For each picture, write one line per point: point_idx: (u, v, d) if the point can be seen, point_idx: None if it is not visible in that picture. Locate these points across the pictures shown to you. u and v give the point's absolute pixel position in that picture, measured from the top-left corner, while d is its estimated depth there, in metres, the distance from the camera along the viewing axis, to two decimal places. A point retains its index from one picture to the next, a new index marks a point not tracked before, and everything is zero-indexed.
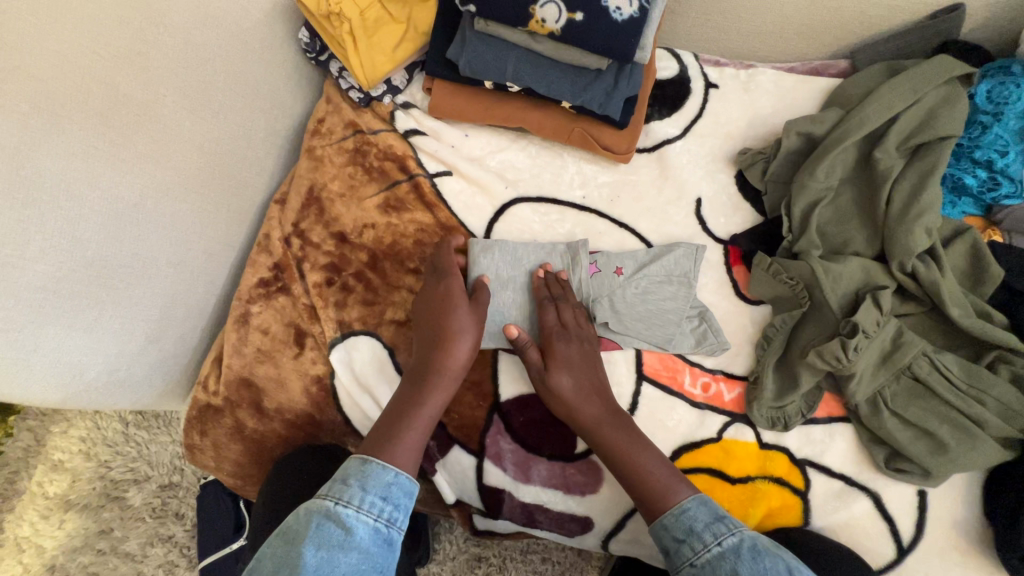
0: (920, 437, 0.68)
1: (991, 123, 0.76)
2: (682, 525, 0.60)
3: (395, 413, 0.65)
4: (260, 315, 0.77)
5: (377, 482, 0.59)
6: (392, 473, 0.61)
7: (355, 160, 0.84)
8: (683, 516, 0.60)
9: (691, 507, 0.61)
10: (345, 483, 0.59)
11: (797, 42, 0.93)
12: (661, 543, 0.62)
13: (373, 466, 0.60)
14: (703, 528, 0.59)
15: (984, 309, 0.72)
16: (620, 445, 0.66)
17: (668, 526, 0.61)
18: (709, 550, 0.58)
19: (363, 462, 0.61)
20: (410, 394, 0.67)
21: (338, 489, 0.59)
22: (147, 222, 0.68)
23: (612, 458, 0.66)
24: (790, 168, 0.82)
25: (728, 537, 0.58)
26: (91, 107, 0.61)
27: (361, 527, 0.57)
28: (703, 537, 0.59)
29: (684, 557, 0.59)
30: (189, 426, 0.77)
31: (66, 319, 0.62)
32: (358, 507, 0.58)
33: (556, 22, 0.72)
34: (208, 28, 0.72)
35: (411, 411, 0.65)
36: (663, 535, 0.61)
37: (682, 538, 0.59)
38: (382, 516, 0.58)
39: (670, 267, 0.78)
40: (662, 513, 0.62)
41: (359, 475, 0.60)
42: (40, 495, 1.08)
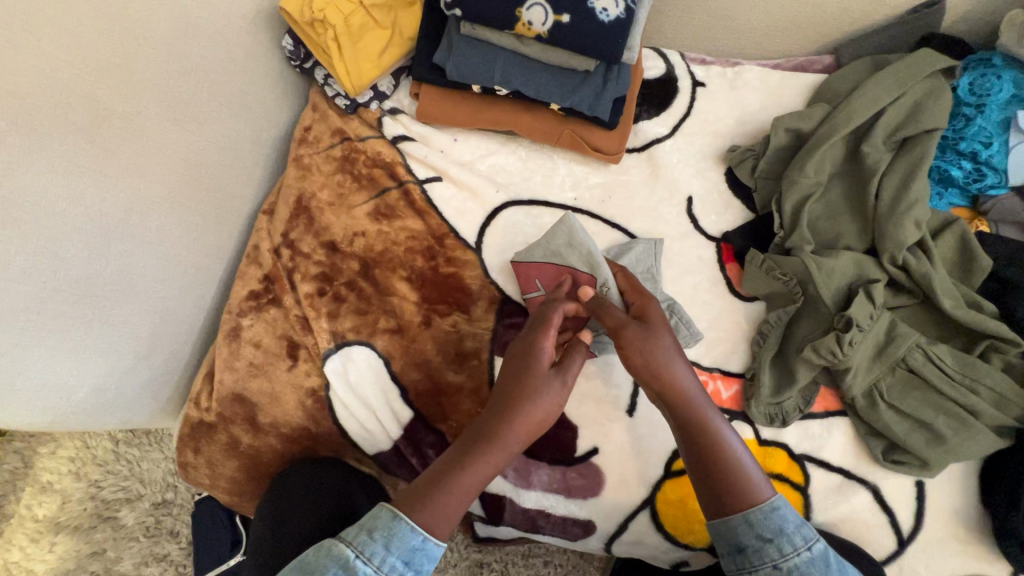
0: (917, 428, 0.69)
1: (974, 115, 0.78)
2: (772, 524, 0.55)
3: (447, 466, 0.56)
4: (252, 328, 0.76)
5: (402, 544, 0.53)
6: (419, 537, 0.53)
7: (344, 168, 0.83)
8: (774, 514, 0.56)
9: (782, 506, 0.56)
10: (370, 536, 0.53)
11: (781, 39, 0.94)
12: (737, 537, 0.56)
13: (401, 525, 0.53)
14: (793, 531, 0.55)
15: (975, 299, 0.73)
16: (717, 427, 0.58)
17: (753, 523, 0.56)
18: (798, 554, 0.54)
19: (393, 515, 0.54)
20: (468, 444, 0.57)
21: (361, 541, 0.53)
22: (133, 237, 0.66)
23: (705, 441, 0.58)
24: (779, 163, 0.83)
25: (816, 543, 0.55)
26: (70, 122, 0.60)
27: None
28: (794, 540, 0.55)
29: (767, 558, 0.55)
30: (181, 443, 0.76)
31: (50, 341, 0.60)
32: (378, 567, 0.52)
33: (543, 25, 0.72)
34: (190, 38, 0.71)
35: (461, 466, 0.56)
36: (745, 530, 0.56)
37: (772, 538, 0.55)
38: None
39: (634, 265, 0.76)
40: (749, 507, 0.56)
41: (387, 531, 0.53)
42: (29, 518, 1.05)
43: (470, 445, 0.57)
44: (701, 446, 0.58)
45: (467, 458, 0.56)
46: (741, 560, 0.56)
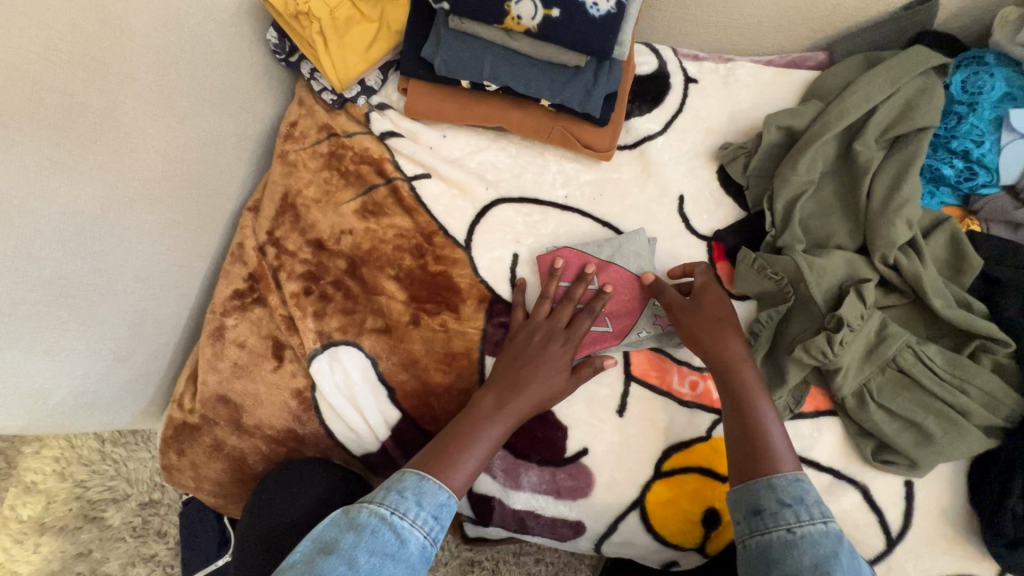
0: (906, 428, 0.69)
1: (966, 114, 0.78)
2: (793, 491, 0.55)
3: (459, 432, 0.62)
4: (237, 328, 0.74)
5: (433, 499, 0.56)
6: (446, 495, 0.57)
7: (331, 164, 0.82)
8: (796, 483, 0.56)
9: (804, 480, 0.57)
10: (401, 494, 0.55)
11: (774, 36, 0.93)
12: (755, 501, 0.56)
13: (431, 483, 0.57)
14: (811, 503, 0.55)
15: (965, 299, 0.73)
16: (756, 393, 0.63)
17: (775, 486, 0.56)
18: (814, 523, 0.53)
19: (422, 476, 0.57)
20: (485, 410, 0.64)
21: (394, 499, 0.55)
22: (110, 235, 0.64)
23: (741, 402, 0.63)
24: (771, 162, 0.82)
25: (833, 521, 0.54)
26: (43, 116, 0.58)
27: (413, 541, 0.53)
28: (810, 510, 0.54)
29: (781, 521, 0.54)
30: (165, 445, 0.74)
31: (25, 343, 0.59)
32: (412, 520, 0.54)
33: (533, 19, 0.71)
34: (169, 31, 0.69)
35: (474, 432, 0.62)
36: (765, 493, 0.56)
37: (791, 502, 0.54)
38: (431, 534, 0.54)
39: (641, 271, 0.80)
40: (773, 474, 0.57)
41: (416, 488, 0.56)
42: (14, 519, 1.03)
43: (484, 415, 0.64)
44: (740, 408, 0.62)
45: (484, 426, 0.63)
46: (756, 523, 0.55)
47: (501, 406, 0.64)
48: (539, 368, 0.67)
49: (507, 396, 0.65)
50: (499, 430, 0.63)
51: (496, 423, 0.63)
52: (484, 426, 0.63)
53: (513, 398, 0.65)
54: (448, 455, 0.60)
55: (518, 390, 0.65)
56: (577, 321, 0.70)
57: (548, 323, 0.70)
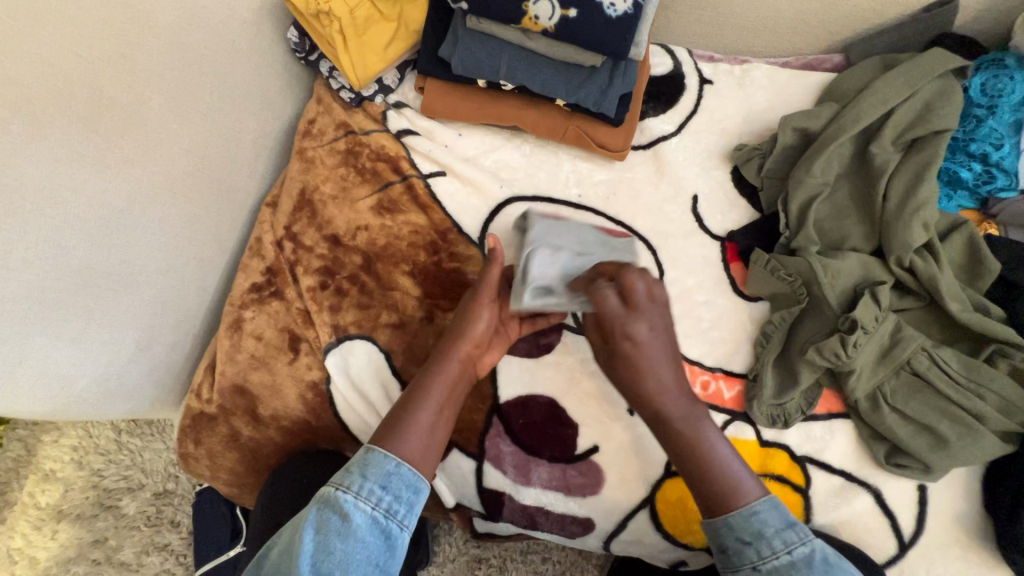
0: (920, 432, 0.68)
1: (985, 117, 0.77)
2: (750, 527, 0.58)
3: (398, 409, 0.63)
4: (254, 321, 0.76)
5: (377, 470, 0.58)
6: (393, 463, 0.58)
7: (348, 161, 0.83)
8: (754, 518, 0.58)
9: (762, 510, 0.59)
10: (348, 471, 0.58)
11: (790, 38, 0.93)
12: (718, 539, 0.60)
13: (375, 454, 0.59)
14: (772, 534, 0.58)
15: (981, 303, 0.72)
16: (700, 428, 0.62)
17: (733, 526, 0.59)
18: (778, 557, 0.57)
19: (366, 450, 0.59)
20: (417, 386, 0.64)
21: (341, 476, 0.58)
22: (135, 227, 0.66)
23: (690, 442, 0.62)
24: (786, 163, 0.82)
25: (798, 547, 0.57)
26: (73, 111, 0.60)
27: (359, 515, 0.56)
28: (771, 543, 0.57)
29: (746, 559, 0.58)
30: (182, 434, 0.76)
31: (52, 330, 0.60)
32: (357, 495, 0.57)
33: (550, 19, 0.71)
34: (194, 30, 0.71)
35: (418, 393, 0.63)
36: (725, 533, 0.59)
37: (750, 541, 0.58)
38: (380, 505, 0.57)
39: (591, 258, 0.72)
40: (729, 512, 0.59)
41: (362, 463, 0.58)
42: (32, 506, 1.06)
43: (425, 374, 0.65)
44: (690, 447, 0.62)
45: (424, 386, 0.64)
46: (725, 560, 0.60)
47: (438, 364, 0.65)
48: (467, 317, 0.68)
49: (442, 352, 0.66)
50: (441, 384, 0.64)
51: (438, 382, 0.64)
52: (426, 384, 0.64)
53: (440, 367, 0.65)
54: (399, 420, 0.61)
55: (451, 340, 0.67)
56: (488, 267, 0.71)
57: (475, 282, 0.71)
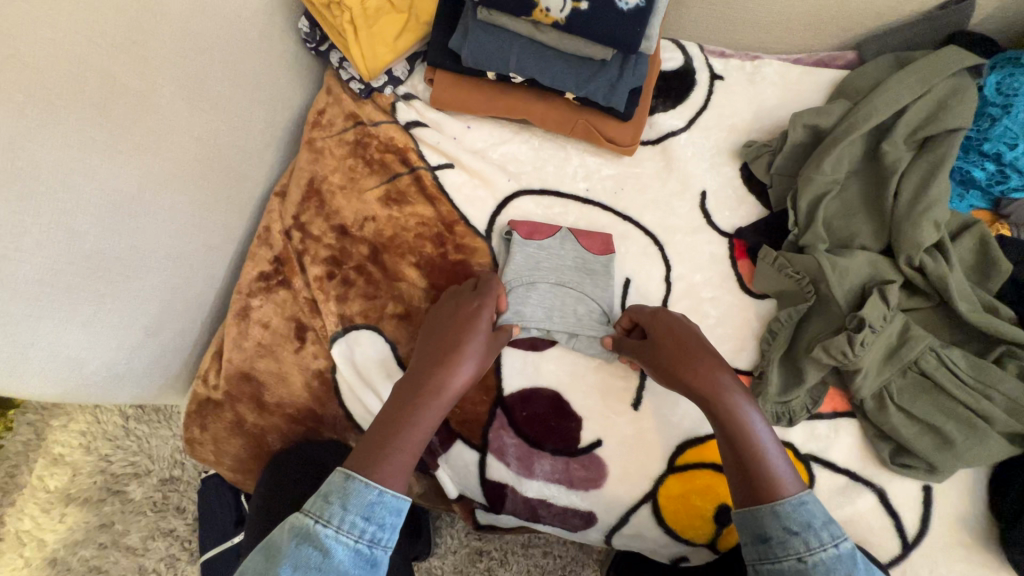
0: (926, 432, 0.68)
1: (1000, 116, 0.75)
2: (799, 517, 0.55)
3: (385, 426, 0.61)
4: (261, 309, 0.76)
5: (358, 500, 0.55)
6: (374, 492, 0.55)
7: (356, 152, 0.84)
8: (802, 508, 0.55)
9: (809, 500, 0.56)
10: (326, 500, 0.55)
11: (803, 34, 0.92)
12: (761, 529, 0.56)
13: (356, 482, 0.56)
14: (820, 526, 0.54)
15: (992, 303, 0.71)
16: (745, 412, 0.61)
17: (780, 514, 0.55)
18: (825, 549, 0.53)
19: (346, 476, 0.56)
20: (406, 402, 0.63)
21: (318, 506, 0.55)
22: (146, 214, 0.67)
23: (732, 424, 0.61)
24: (797, 161, 0.81)
25: (843, 541, 0.54)
26: (86, 96, 0.60)
27: (339, 549, 0.53)
28: (820, 535, 0.54)
29: (791, 551, 0.54)
30: (189, 420, 0.76)
31: (64, 314, 0.61)
32: (338, 527, 0.54)
33: (560, 11, 0.71)
34: (206, 18, 0.71)
35: (404, 421, 0.61)
36: (770, 521, 0.56)
37: (799, 530, 0.54)
38: (364, 537, 0.54)
39: (575, 266, 0.77)
40: (777, 498, 0.56)
41: (342, 491, 0.55)
42: (41, 489, 1.07)
43: (411, 401, 0.63)
44: (730, 431, 0.61)
45: (410, 415, 0.62)
46: (764, 550, 0.55)
47: (429, 391, 0.63)
48: (459, 347, 0.66)
49: (433, 379, 0.64)
50: (430, 415, 0.62)
51: (427, 411, 0.62)
52: (412, 414, 0.62)
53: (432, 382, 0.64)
54: (382, 448, 0.59)
55: (443, 366, 0.65)
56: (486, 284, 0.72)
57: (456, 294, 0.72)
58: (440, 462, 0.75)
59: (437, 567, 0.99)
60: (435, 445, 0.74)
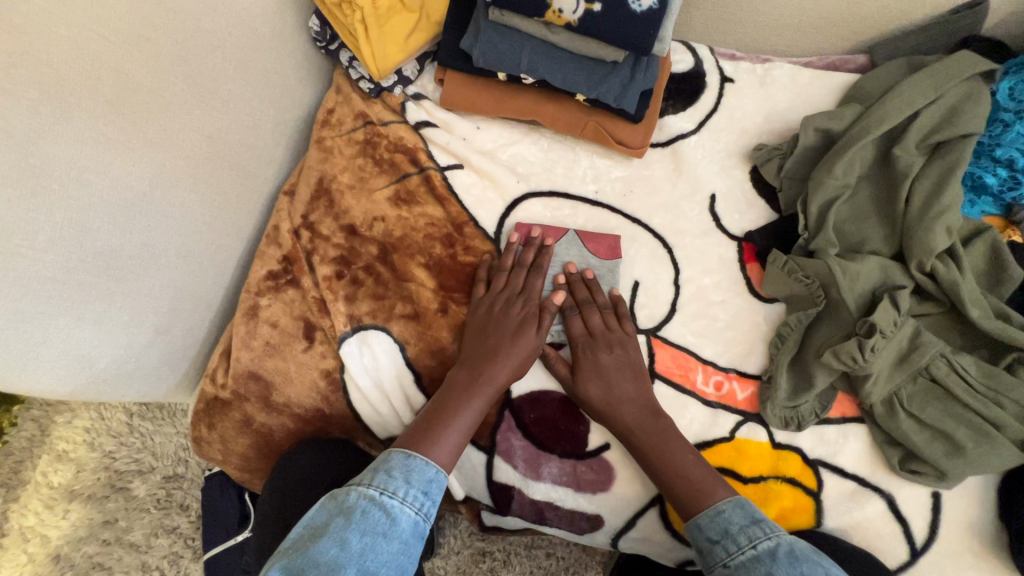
0: (936, 438, 0.68)
1: (1013, 121, 0.75)
2: (717, 526, 0.60)
3: (439, 410, 0.65)
4: (270, 308, 0.76)
5: (420, 476, 0.60)
6: (434, 470, 0.61)
7: (366, 152, 0.83)
8: (719, 517, 0.60)
9: (726, 510, 0.60)
10: (389, 474, 0.59)
11: (814, 37, 0.92)
12: (694, 544, 0.61)
13: (418, 461, 0.61)
14: (737, 531, 0.58)
15: (1003, 310, 0.71)
16: (668, 441, 0.65)
17: (702, 527, 0.60)
18: (744, 553, 0.57)
19: (408, 454, 0.61)
20: (460, 389, 0.67)
21: (383, 480, 0.59)
22: (157, 212, 0.67)
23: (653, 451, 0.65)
24: (807, 164, 0.81)
25: (764, 541, 0.57)
26: (99, 94, 0.60)
27: (402, 518, 0.57)
28: (738, 539, 0.58)
29: (717, 559, 0.58)
30: (196, 418, 0.76)
31: (74, 311, 0.61)
32: (402, 499, 0.58)
33: (574, 12, 0.71)
34: (218, 16, 0.71)
35: (456, 408, 0.65)
36: (696, 534, 0.61)
37: (717, 539, 0.59)
38: (421, 510, 0.59)
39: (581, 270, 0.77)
40: (696, 511, 0.62)
41: (404, 468, 0.60)
42: (45, 485, 1.07)
43: (462, 390, 0.66)
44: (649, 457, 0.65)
45: (463, 402, 0.66)
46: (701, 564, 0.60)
47: (479, 380, 0.67)
48: (512, 339, 0.69)
49: (482, 369, 0.68)
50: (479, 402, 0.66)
51: (478, 398, 0.66)
52: (463, 402, 0.66)
53: (483, 372, 0.67)
54: (435, 430, 0.64)
55: (496, 359, 0.68)
56: (532, 282, 0.73)
57: (504, 288, 0.73)
58: None
59: (440, 568, 0.99)
60: None
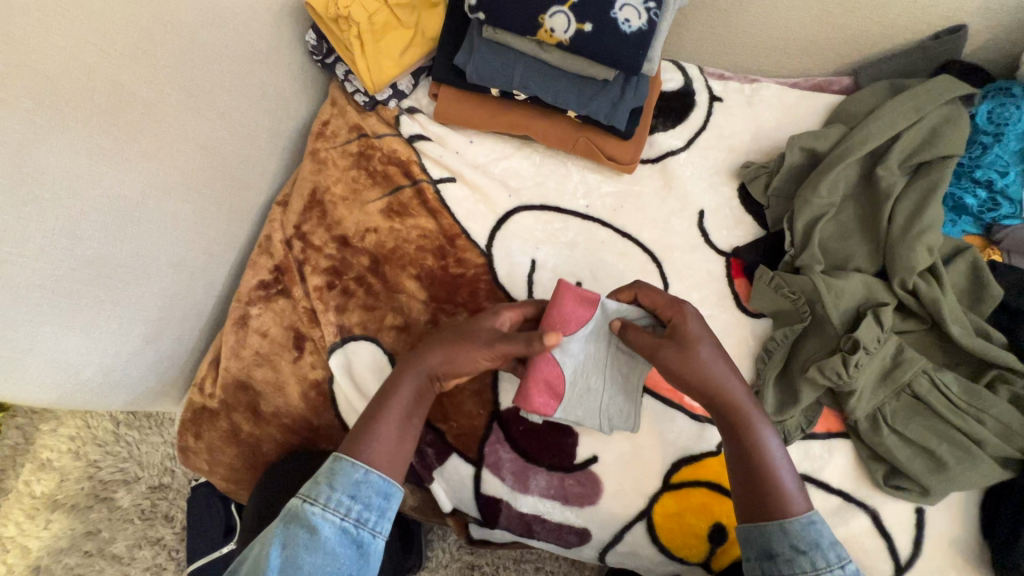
0: (919, 454, 0.69)
1: (991, 144, 0.78)
2: (808, 536, 0.57)
3: (376, 405, 0.63)
4: (260, 318, 0.76)
5: (343, 479, 0.57)
6: (361, 472, 0.57)
7: (359, 163, 0.84)
8: (812, 527, 0.57)
9: (819, 521, 0.58)
10: (316, 482, 0.58)
11: (801, 59, 0.94)
12: (769, 544, 0.58)
13: (342, 462, 0.58)
14: (827, 546, 0.56)
15: (984, 328, 0.72)
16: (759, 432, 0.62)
17: (789, 531, 0.57)
18: (831, 570, 0.55)
19: (334, 458, 0.59)
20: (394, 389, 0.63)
21: (309, 488, 0.57)
22: (149, 221, 0.67)
23: (747, 441, 0.62)
24: (793, 183, 0.83)
25: (849, 563, 0.56)
26: (95, 105, 0.61)
27: (326, 526, 0.55)
28: (828, 556, 0.56)
29: (798, 569, 0.56)
30: (183, 428, 0.76)
31: (63, 319, 0.61)
32: (324, 506, 0.56)
33: (565, 32, 0.72)
34: (215, 29, 0.72)
35: (386, 403, 0.62)
36: (779, 537, 0.57)
37: (807, 549, 0.56)
38: (350, 515, 0.56)
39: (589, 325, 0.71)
40: (784, 517, 0.58)
41: (329, 473, 0.58)
42: (27, 494, 1.06)
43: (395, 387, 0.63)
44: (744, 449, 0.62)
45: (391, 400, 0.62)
46: (769, 566, 0.57)
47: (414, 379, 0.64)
48: (459, 343, 0.64)
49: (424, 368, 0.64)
50: (412, 394, 0.63)
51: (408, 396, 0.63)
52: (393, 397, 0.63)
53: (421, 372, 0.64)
54: (368, 427, 0.61)
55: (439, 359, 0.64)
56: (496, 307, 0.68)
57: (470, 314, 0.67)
58: (435, 475, 0.75)
59: None
60: (431, 459, 0.74)
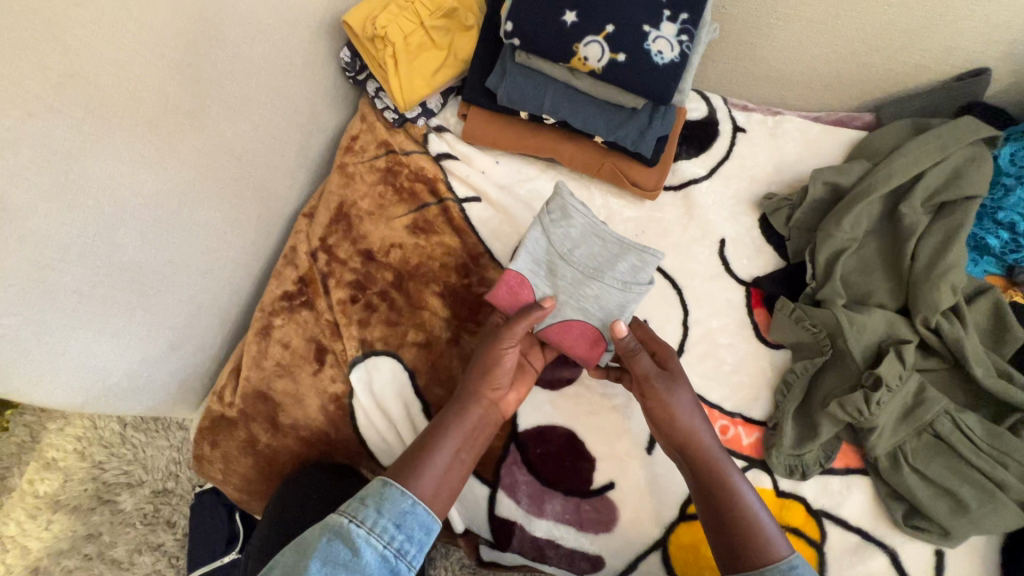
0: (940, 495, 0.68)
1: (1014, 185, 0.78)
2: None
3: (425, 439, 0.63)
4: (283, 328, 0.76)
5: (393, 506, 0.56)
6: (409, 502, 0.56)
7: (386, 179, 0.85)
8: None
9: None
10: (362, 502, 0.56)
11: (824, 93, 0.95)
12: None
13: (393, 489, 0.57)
14: None
15: (1007, 370, 0.72)
16: (730, 475, 0.63)
17: None
18: None
19: (383, 483, 0.57)
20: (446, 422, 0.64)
21: (354, 507, 0.55)
22: (183, 229, 0.68)
23: (718, 488, 0.62)
24: (815, 216, 0.83)
25: None
26: (140, 115, 0.62)
27: (369, 551, 0.53)
28: None
29: None
30: (199, 436, 0.76)
31: (95, 324, 0.62)
32: (370, 529, 0.54)
33: (599, 61, 0.74)
34: (256, 44, 0.73)
35: (438, 435, 0.63)
36: None
37: None
38: (392, 544, 0.54)
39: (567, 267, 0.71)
40: (763, 563, 0.57)
41: (377, 496, 0.56)
42: (29, 494, 1.05)
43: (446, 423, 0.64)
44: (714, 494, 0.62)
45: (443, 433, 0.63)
46: None
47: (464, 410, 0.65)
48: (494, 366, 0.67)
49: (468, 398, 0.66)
50: (463, 428, 0.64)
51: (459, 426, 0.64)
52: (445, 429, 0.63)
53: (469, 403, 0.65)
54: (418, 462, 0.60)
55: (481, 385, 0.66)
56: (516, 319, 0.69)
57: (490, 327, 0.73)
58: None
59: None
60: None
